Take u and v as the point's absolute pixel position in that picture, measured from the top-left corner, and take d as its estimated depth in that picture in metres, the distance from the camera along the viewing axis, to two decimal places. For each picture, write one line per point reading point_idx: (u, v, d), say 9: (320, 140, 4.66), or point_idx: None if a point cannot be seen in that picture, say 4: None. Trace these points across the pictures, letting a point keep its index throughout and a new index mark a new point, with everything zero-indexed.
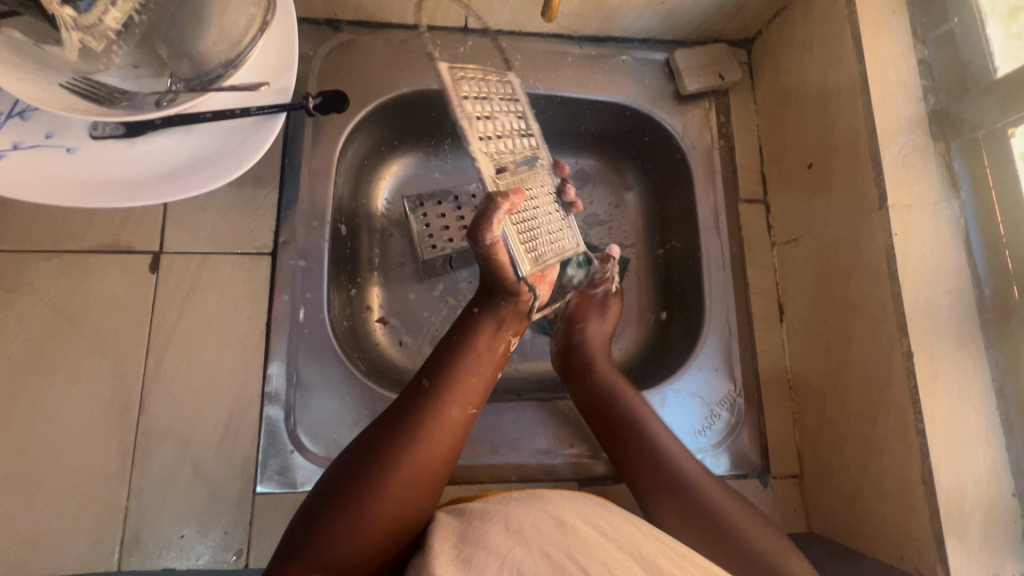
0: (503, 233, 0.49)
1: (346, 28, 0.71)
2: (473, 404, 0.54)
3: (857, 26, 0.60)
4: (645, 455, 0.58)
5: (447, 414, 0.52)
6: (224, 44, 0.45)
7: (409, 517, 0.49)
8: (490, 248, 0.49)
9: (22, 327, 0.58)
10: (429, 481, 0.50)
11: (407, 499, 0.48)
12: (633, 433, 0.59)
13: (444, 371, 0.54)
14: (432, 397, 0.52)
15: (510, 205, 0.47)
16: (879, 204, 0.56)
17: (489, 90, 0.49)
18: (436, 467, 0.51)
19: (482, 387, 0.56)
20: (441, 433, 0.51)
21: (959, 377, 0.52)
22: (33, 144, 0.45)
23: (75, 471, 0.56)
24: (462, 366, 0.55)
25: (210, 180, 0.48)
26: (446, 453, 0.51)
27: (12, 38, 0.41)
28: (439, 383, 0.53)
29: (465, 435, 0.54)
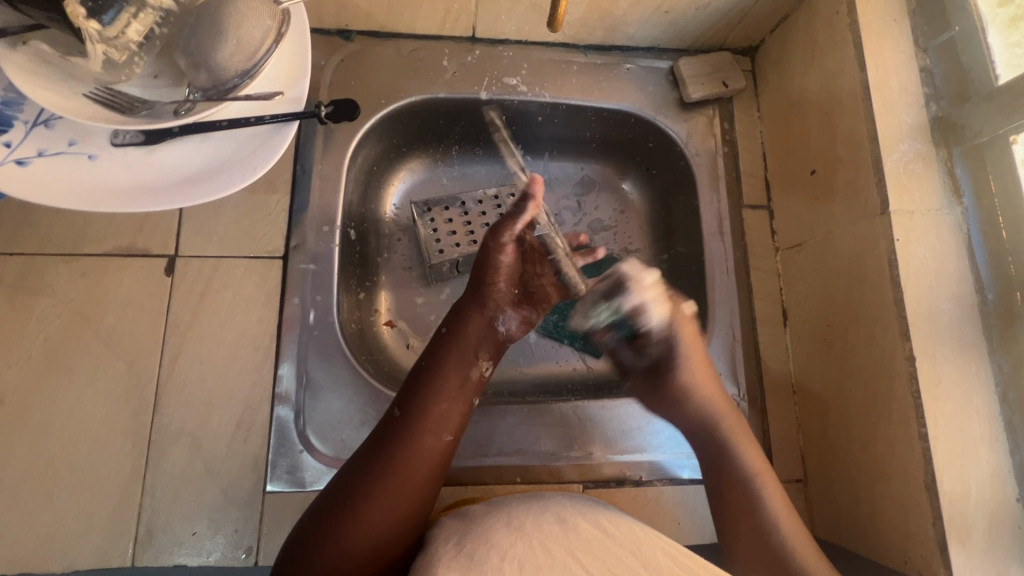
0: (515, 239, 0.63)
1: (357, 38, 0.73)
2: (449, 432, 0.55)
3: (859, 35, 0.61)
4: (729, 479, 0.57)
5: (421, 444, 0.53)
6: (240, 56, 0.47)
7: (391, 547, 0.50)
8: (499, 246, 0.63)
9: (41, 328, 0.60)
10: (407, 512, 0.51)
11: (385, 530, 0.49)
12: (716, 460, 0.59)
13: (416, 403, 0.55)
14: (406, 429, 0.53)
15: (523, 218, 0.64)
16: (881, 210, 0.57)
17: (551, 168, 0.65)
18: (413, 497, 0.51)
19: (459, 414, 0.56)
20: (416, 463, 0.52)
21: (963, 382, 0.53)
22: (56, 152, 0.47)
23: (91, 468, 0.58)
24: (435, 395, 0.55)
25: (225, 186, 0.50)
26: (425, 482, 0.52)
27: (40, 50, 0.43)
28: (410, 414, 0.54)
29: (443, 463, 0.54)
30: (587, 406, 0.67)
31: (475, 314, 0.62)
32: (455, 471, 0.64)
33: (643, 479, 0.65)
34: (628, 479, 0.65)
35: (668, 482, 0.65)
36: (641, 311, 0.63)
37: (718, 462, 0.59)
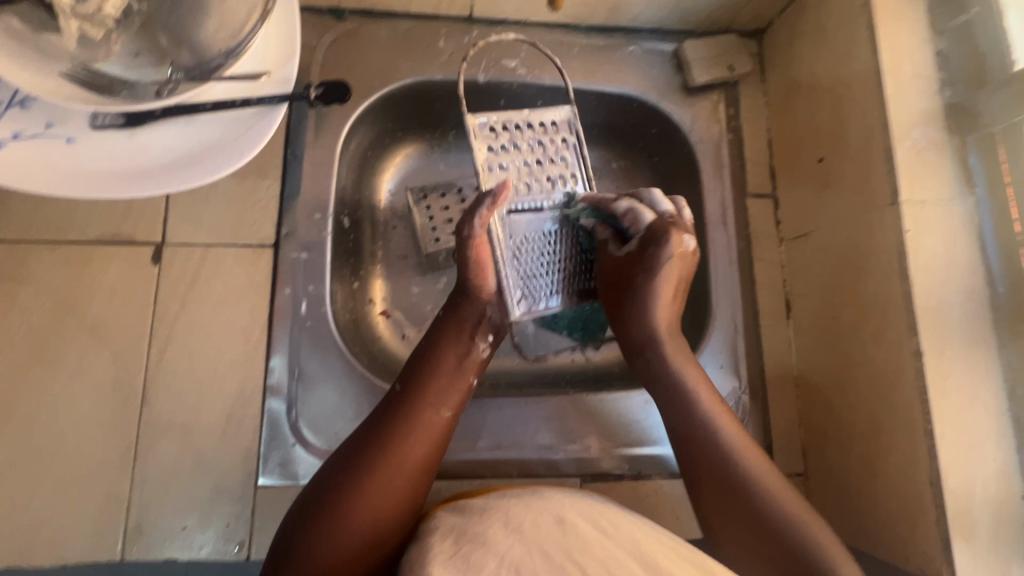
0: (489, 231, 0.56)
1: (350, 17, 0.70)
2: (449, 407, 0.54)
3: (872, 16, 0.58)
4: (710, 468, 0.51)
5: (421, 418, 0.52)
6: (225, 32, 0.45)
7: (388, 525, 0.49)
8: (468, 240, 0.55)
9: (25, 318, 0.58)
10: (406, 487, 0.50)
11: (383, 506, 0.49)
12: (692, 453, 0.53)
13: (416, 379, 0.54)
14: (406, 402, 0.53)
15: (490, 203, 0.53)
16: (892, 200, 0.55)
17: (552, 137, 0.59)
18: (413, 472, 0.50)
19: (460, 390, 0.56)
20: (416, 437, 0.51)
21: (971, 377, 0.51)
22: (32, 134, 0.45)
23: (78, 461, 0.57)
24: (437, 370, 0.55)
25: (211, 170, 0.48)
26: (425, 457, 0.51)
27: (11, 27, 0.41)
28: (411, 389, 0.54)
29: (442, 441, 0.53)
30: (588, 398, 0.66)
31: (478, 304, 0.58)
32: (451, 464, 0.63)
33: (642, 473, 0.65)
34: (626, 473, 0.64)
35: (667, 475, 0.65)
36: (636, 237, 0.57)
37: (689, 445, 0.53)
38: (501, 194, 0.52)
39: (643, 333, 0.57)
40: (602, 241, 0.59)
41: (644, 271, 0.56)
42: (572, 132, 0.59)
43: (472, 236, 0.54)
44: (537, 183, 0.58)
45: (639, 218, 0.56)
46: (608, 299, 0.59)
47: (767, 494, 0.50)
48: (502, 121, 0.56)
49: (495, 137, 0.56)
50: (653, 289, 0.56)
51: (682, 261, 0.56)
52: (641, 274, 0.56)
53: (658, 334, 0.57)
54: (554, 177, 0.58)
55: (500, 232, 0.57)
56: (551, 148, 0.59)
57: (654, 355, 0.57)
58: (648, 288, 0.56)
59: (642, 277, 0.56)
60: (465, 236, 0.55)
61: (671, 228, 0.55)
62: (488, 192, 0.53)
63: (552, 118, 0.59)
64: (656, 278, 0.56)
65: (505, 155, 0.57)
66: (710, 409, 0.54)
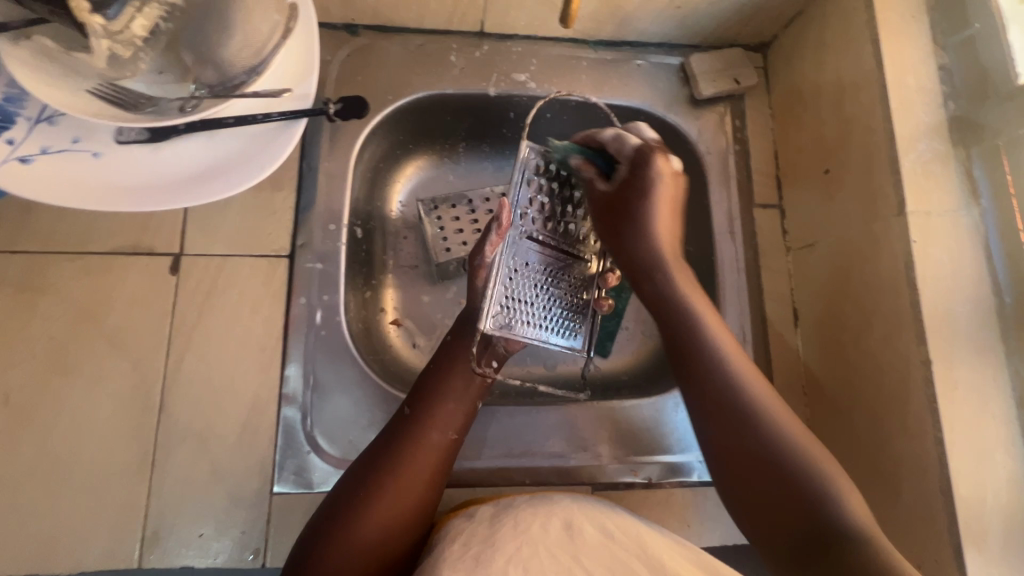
0: (495, 254, 0.55)
1: (364, 32, 0.71)
2: (455, 429, 0.55)
3: (876, 31, 0.59)
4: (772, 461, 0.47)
5: (427, 440, 0.53)
6: (247, 51, 0.46)
7: (394, 544, 0.49)
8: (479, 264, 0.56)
9: (45, 327, 0.59)
10: (413, 508, 0.50)
11: (390, 527, 0.49)
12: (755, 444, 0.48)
13: (424, 401, 0.55)
14: (414, 425, 0.53)
15: (499, 224, 0.53)
16: (898, 211, 0.56)
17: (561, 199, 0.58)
18: (420, 492, 0.51)
19: (466, 412, 0.56)
20: (423, 459, 0.52)
21: (978, 385, 0.52)
22: (61, 149, 0.46)
23: (96, 469, 0.57)
24: (445, 393, 0.55)
25: (234, 184, 0.49)
26: (431, 477, 0.52)
27: (42, 45, 0.42)
28: (419, 411, 0.54)
29: (448, 461, 0.54)
30: (598, 406, 0.67)
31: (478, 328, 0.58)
32: (463, 472, 0.63)
33: (652, 480, 0.65)
34: (637, 481, 0.65)
35: (677, 484, 0.65)
36: (640, 156, 0.55)
37: (748, 433, 0.48)
38: (505, 218, 0.53)
39: (645, 257, 0.55)
40: (591, 178, 0.56)
41: (641, 188, 0.54)
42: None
43: (481, 265, 0.55)
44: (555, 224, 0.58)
45: (626, 139, 0.56)
46: (602, 212, 0.56)
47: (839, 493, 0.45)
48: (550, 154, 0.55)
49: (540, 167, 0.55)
50: (654, 208, 0.55)
51: (669, 181, 0.55)
52: (640, 198, 0.55)
53: (663, 259, 0.55)
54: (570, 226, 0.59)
55: (505, 253, 0.55)
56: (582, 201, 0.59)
57: (661, 279, 0.55)
58: (647, 207, 0.55)
59: (633, 202, 0.55)
60: (475, 263, 0.56)
61: (664, 149, 0.55)
62: (493, 218, 0.53)
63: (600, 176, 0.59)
64: (651, 202, 0.55)
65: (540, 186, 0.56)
66: (738, 365, 0.51)
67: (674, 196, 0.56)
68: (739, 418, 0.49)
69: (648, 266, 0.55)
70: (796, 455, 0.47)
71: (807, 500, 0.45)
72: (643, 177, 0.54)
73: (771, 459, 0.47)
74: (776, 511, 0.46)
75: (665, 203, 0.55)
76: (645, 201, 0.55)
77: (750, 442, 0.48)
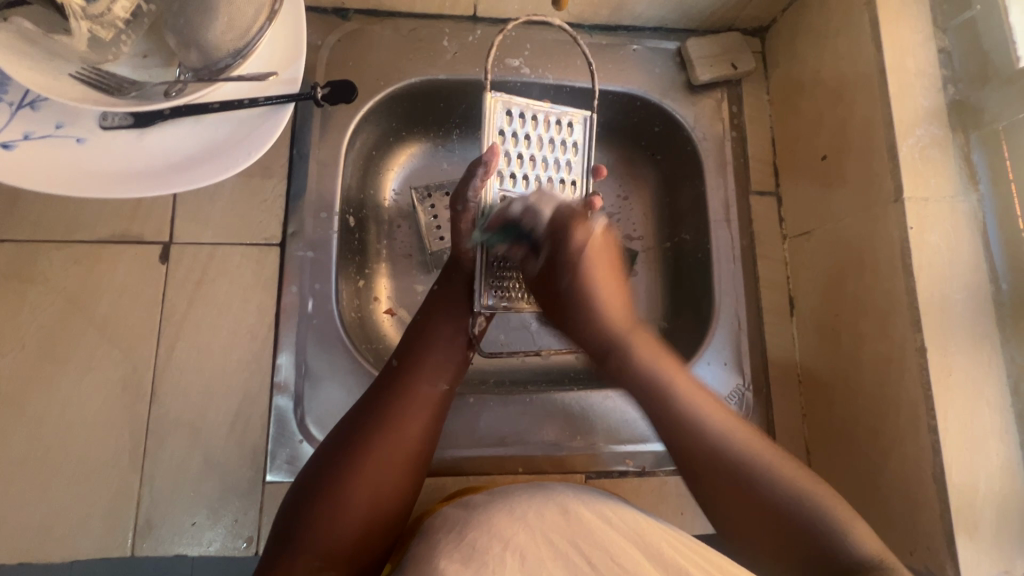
0: (481, 203, 0.58)
1: (354, 17, 0.70)
2: (445, 380, 0.55)
3: (876, 13, 0.58)
4: (724, 477, 0.48)
5: (417, 390, 0.53)
6: (232, 33, 0.44)
7: (388, 498, 0.49)
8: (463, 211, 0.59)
9: (34, 316, 0.59)
10: (405, 460, 0.50)
11: (383, 478, 0.49)
12: (725, 475, 0.48)
13: (412, 353, 0.55)
14: (402, 376, 0.54)
15: (484, 172, 0.56)
16: (895, 197, 0.55)
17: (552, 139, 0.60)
18: (412, 443, 0.51)
19: (455, 363, 0.57)
20: (414, 409, 0.52)
21: (973, 373, 0.52)
22: (43, 135, 0.45)
23: (88, 456, 0.57)
24: (432, 344, 0.56)
25: (219, 171, 0.48)
26: (423, 429, 0.52)
27: (23, 28, 0.41)
28: (407, 362, 0.55)
29: (441, 412, 0.54)
30: (590, 395, 0.66)
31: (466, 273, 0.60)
32: (457, 460, 0.63)
33: (646, 469, 0.65)
34: (631, 470, 0.65)
35: (671, 472, 0.65)
36: (564, 220, 0.58)
37: (737, 482, 0.48)
38: (492, 163, 0.55)
39: (600, 341, 0.58)
40: (522, 261, 0.60)
41: (569, 264, 0.59)
42: (584, 138, 0.61)
43: (465, 210, 0.59)
44: (539, 180, 0.60)
45: (538, 214, 0.57)
46: (539, 292, 0.61)
47: (818, 508, 0.46)
48: (521, 107, 0.58)
49: (510, 121, 0.58)
50: (590, 285, 0.59)
51: (598, 241, 0.61)
52: (568, 274, 0.59)
53: (622, 336, 0.57)
54: (558, 181, 0.61)
55: (490, 211, 0.58)
56: (558, 149, 0.61)
57: (619, 355, 0.56)
58: (584, 298, 0.59)
59: (559, 283, 0.59)
60: (458, 209, 0.59)
61: (577, 217, 0.58)
62: (479, 161, 0.56)
63: (570, 119, 0.61)
64: (580, 273, 0.60)
65: (511, 142, 0.59)
66: (717, 420, 0.51)
67: (603, 253, 0.62)
68: (704, 455, 0.49)
69: (609, 342, 0.57)
70: (739, 458, 0.48)
71: (755, 498, 0.47)
72: (568, 249, 0.59)
73: (738, 475, 0.48)
74: (753, 511, 0.47)
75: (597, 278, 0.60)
76: (585, 301, 0.59)
77: (713, 469, 0.49)
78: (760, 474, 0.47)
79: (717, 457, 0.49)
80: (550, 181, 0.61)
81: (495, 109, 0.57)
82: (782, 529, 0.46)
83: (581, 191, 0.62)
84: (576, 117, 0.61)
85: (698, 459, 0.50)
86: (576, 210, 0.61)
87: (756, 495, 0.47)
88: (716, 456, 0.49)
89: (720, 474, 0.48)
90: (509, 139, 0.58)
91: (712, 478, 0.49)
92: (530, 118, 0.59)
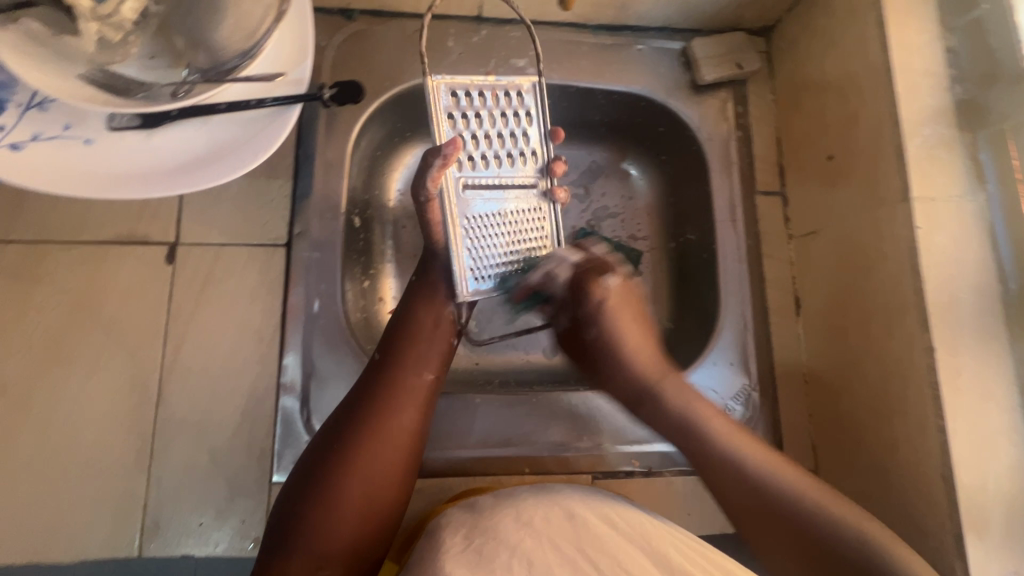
0: (440, 190, 0.53)
1: (360, 17, 0.70)
2: (431, 370, 0.55)
3: (882, 13, 0.58)
4: (751, 500, 0.51)
5: (403, 387, 0.53)
6: (239, 34, 0.45)
7: (382, 494, 0.50)
8: (427, 203, 0.54)
9: (40, 317, 0.59)
10: (395, 455, 0.51)
11: (374, 475, 0.49)
12: (762, 513, 0.50)
13: (394, 346, 0.55)
14: (388, 370, 0.54)
15: (443, 161, 0.50)
16: (902, 196, 0.55)
17: (507, 111, 0.54)
18: (403, 436, 0.52)
19: (439, 353, 0.57)
20: (402, 403, 0.52)
21: (981, 372, 0.52)
22: (51, 136, 0.45)
23: (95, 457, 0.57)
24: (415, 335, 0.56)
25: (226, 171, 0.48)
26: (411, 421, 0.52)
27: (31, 29, 0.40)
28: (391, 356, 0.55)
29: (428, 402, 0.54)
30: (595, 395, 0.66)
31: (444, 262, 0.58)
32: (463, 460, 0.63)
33: (653, 470, 0.65)
34: (637, 470, 0.65)
35: (677, 473, 0.65)
36: (590, 267, 0.61)
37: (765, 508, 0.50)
38: (451, 154, 0.49)
39: (630, 390, 0.60)
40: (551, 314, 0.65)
41: (597, 318, 0.61)
42: (537, 106, 0.55)
43: (428, 199, 0.53)
44: (495, 159, 0.54)
45: (556, 280, 0.60)
46: (571, 347, 0.65)
47: (794, 496, 0.50)
48: (465, 86, 0.51)
49: (457, 103, 0.52)
50: (619, 340, 0.61)
51: (620, 294, 0.62)
52: (593, 326, 0.62)
53: (652, 383, 0.59)
54: (517, 155, 0.55)
55: (453, 203, 0.53)
56: (513, 121, 0.54)
57: (651, 404, 0.59)
58: (609, 343, 0.61)
59: (588, 335, 0.62)
60: (422, 201, 0.55)
61: (601, 272, 0.62)
62: (437, 151, 0.50)
63: (518, 87, 0.54)
64: (607, 323, 0.61)
65: (467, 123, 0.53)
66: (747, 452, 0.53)
67: (632, 314, 0.63)
68: (715, 478, 0.53)
69: (638, 394, 0.59)
70: (767, 479, 0.51)
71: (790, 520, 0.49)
72: (592, 304, 0.61)
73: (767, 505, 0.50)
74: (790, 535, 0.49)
75: (628, 320, 0.62)
76: (619, 348, 0.61)
77: (745, 497, 0.51)
78: (809, 510, 0.49)
79: (737, 476, 0.52)
80: (510, 157, 0.55)
81: (438, 92, 0.51)
82: (787, 534, 0.49)
83: (543, 159, 0.56)
84: (526, 85, 0.54)
85: (718, 476, 0.53)
86: (540, 181, 0.56)
87: (788, 518, 0.49)
88: (744, 478, 0.52)
89: (759, 514, 0.50)
90: (459, 123, 0.52)
91: (740, 503, 0.52)
92: (477, 95, 0.52)
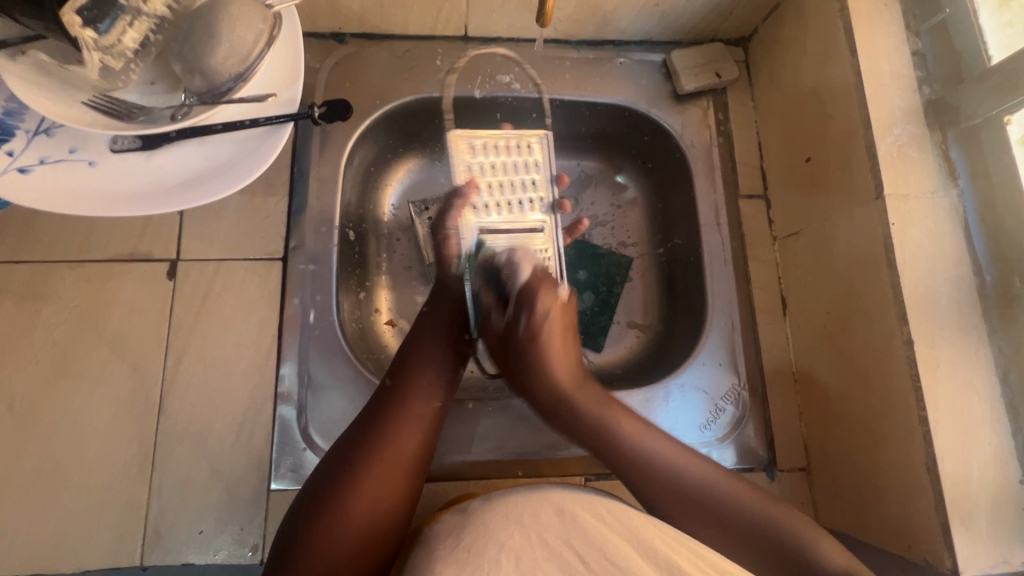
0: (458, 228, 0.61)
1: (351, 40, 0.74)
2: (438, 396, 0.57)
3: (849, 20, 0.60)
4: (678, 503, 0.52)
5: (411, 407, 0.55)
6: (234, 58, 0.46)
7: (386, 516, 0.50)
8: (445, 236, 0.62)
9: (47, 334, 0.61)
10: (401, 475, 0.52)
11: (381, 496, 0.50)
12: (696, 507, 0.51)
13: (403, 372, 0.57)
14: (397, 393, 0.56)
15: (460, 199, 0.59)
16: (876, 194, 0.57)
17: (518, 161, 0.61)
18: (409, 458, 0.53)
19: (446, 379, 0.59)
20: (409, 425, 0.54)
21: (961, 364, 0.52)
22: (58, 159, 0.48)
23: (98, 468, 0.59)
24: (422, 361, 0.58)
25: (223, 188, 0.50)
26: (419, 443, 0.54)
27: (39, 60, 0.44)
28: (401, 381, 0.57)
29: (434, 426, 0.56)
30: None
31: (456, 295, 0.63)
32: (458, 464, 0.64)
33: None
34: None
35: None
36: (532, 291, 0.61)
37: (706, 505, 0.51)
38: (466, 194, 0.58)
39: (550, 398, 0.60)
40: (488, 309, 0.63)
41: (528, 326, 0.62)
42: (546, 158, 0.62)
43: (446, 234, 0.61)
44: (507, 205, 0.61)
45: (517, 271, 0.61)
46: (500, 346, 0.64)
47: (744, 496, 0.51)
48: (482, 141, 0.60)
49: (474, 155, 0.60)
50: (542, 350, 0.61)
51: (555, 317, 0.62)
52: (525, 334, 0.62)
53: (566, 390, 0.59)
54: (525, 200, 0.61)
55: (467, 236, 0.61)
56: (525, 169, 0.61)
57: (563, 416, 0.59)
58: (539, 353, 0.61)
59: (516, 346, 0.62)
60: (441, 233, 0.62)
61: (547, 287, 0.61)
62: (456, 190, 0.59)
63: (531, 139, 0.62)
64: (541, 343, 0.61)
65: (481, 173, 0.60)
66: (703, 466, 0.53)
67: (563, 324, 0.63)
68: (632, 476, 0.54)
69: (551, 405, 0.60)
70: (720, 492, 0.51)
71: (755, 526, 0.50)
72: (532, 315, 0.62)
73: (709, 503, 0.51)
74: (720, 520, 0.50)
75: (566, 340, 0.63)
76: (542, 348, 0.61)
77: (678, 498, 0.52)
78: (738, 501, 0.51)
79: (655, 471, 0.53)
80: (518, 202, 0.61)
81: (457, 143, 0.59)
82: (751, 538, 0.49)
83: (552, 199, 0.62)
84: (533, 138, 0.62)
85: (656, 486, 0.53)
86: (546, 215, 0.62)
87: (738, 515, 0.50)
88: (647, 474, 0.53)
89: (704, 509, 0.51)
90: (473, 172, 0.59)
91: (667, 499, 0.52)
92: (491, 149, 0.60)
